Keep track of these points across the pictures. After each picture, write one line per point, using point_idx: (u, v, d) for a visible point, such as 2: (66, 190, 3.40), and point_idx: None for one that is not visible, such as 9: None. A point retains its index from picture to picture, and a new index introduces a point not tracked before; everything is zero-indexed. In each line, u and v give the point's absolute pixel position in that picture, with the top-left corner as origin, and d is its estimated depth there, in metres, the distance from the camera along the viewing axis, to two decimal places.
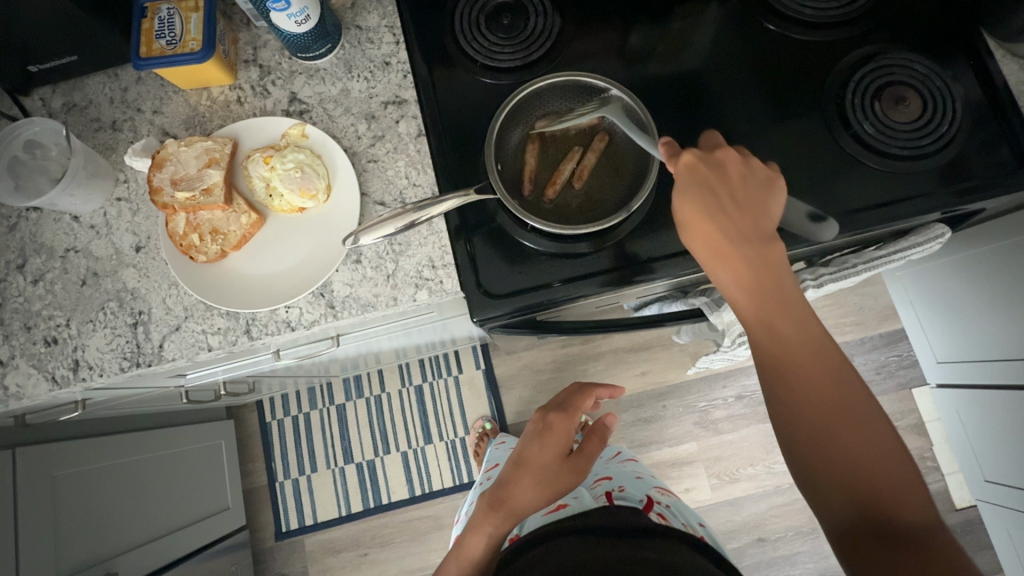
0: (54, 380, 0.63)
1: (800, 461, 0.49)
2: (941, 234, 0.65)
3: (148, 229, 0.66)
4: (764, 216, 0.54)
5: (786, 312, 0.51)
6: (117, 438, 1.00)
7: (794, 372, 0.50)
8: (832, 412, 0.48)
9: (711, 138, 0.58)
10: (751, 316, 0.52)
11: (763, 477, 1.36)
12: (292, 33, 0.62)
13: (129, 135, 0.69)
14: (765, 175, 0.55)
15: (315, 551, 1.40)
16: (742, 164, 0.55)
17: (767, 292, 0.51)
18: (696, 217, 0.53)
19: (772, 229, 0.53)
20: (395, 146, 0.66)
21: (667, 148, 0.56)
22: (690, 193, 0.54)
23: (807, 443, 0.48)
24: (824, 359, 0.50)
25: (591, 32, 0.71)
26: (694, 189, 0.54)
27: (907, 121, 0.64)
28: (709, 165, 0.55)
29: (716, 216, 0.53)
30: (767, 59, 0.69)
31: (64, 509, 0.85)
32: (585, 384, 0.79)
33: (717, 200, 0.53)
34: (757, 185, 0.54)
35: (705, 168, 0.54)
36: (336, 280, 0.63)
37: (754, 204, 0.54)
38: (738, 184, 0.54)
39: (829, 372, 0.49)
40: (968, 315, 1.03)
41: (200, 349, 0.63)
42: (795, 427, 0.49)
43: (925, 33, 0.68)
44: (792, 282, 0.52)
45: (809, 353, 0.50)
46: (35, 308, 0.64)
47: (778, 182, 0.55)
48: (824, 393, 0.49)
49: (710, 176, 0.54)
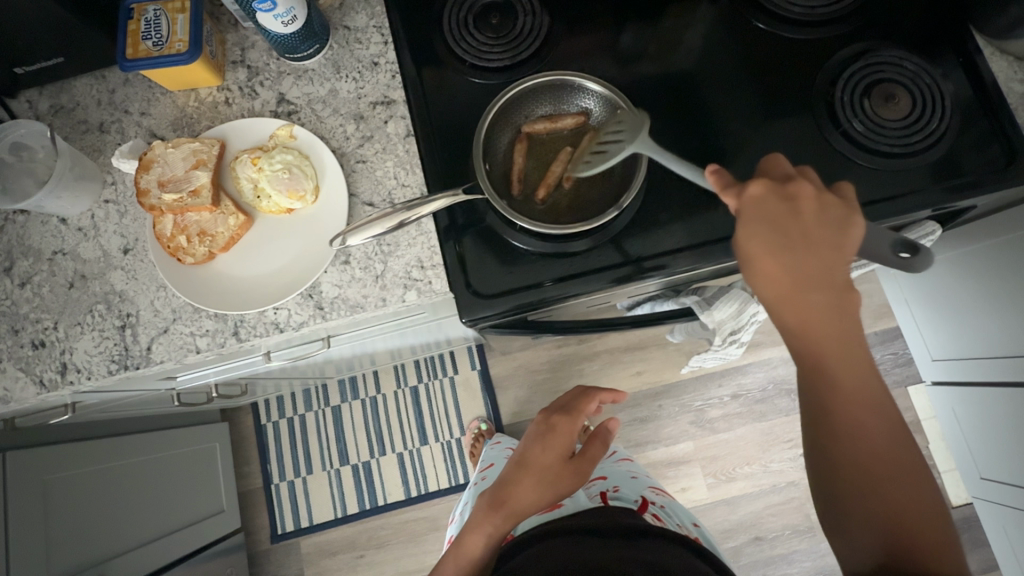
0: (42, 383, 0.63)
1: (827, 494, 0.50)
2: (932, 231, 0.67)
3: (136, 231, 0.65)
4: (838, 258, 0.50)
5: (846, 355, 0.49)
6: (109, 441, 0.99)
7: (840, 412, 0.49)
8: (868, 452, 0.49)
9: (780, 164, 0.54)
10: (799, 351, 0.50)
11: (759, 476, 1.36)
12: (279, 34, 0.62)
13: (117, 137, 0.68)
14: (842, 213, 0.51)
15: (311, 553, 1.39)
16: (818, 200, 0.51)
17: (828, 338, 0.49)
18: (763, 255, 0.50)
19: (847, 271, 0.49)
20: (383, 147, 0.66)
21: (717, 177, 0.53)
22: (756, 228, 0.51)
23: (841, 481, 0.49)
24: (876, 402, 0.49)
25: (580, 31, 0.71)
26: (762, 225, 0.50)
27: (898, 118, 0.63)
28: (778, 197, 0.51)
29: (783, 254, 0.50)
30: (756, 58, 0.69)
31: (55, 513, 0.85)
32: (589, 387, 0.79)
33: (786, 237, 0.50)
34: (831, 223, 0.50)
35: (773, 201, 0.51)
36: (324, 281, 0.63)
37: (829, 243, 0.50)
38: (813, 222, 0.50)
39: (877, 418, 0.49)
40: (961, 311, 1.04)
41: (189, 351, 0.63)
42: (833, 466, 0.49)
43: (914, 31, 0.68)
44: (853, 326, 0.49)
45: (859, 401, 0.49)
46: (23, 311, 0.64)
47: (856, 220, 0.50)
48: (868, 433, 0.49)
49: (780, 211, 0.51)
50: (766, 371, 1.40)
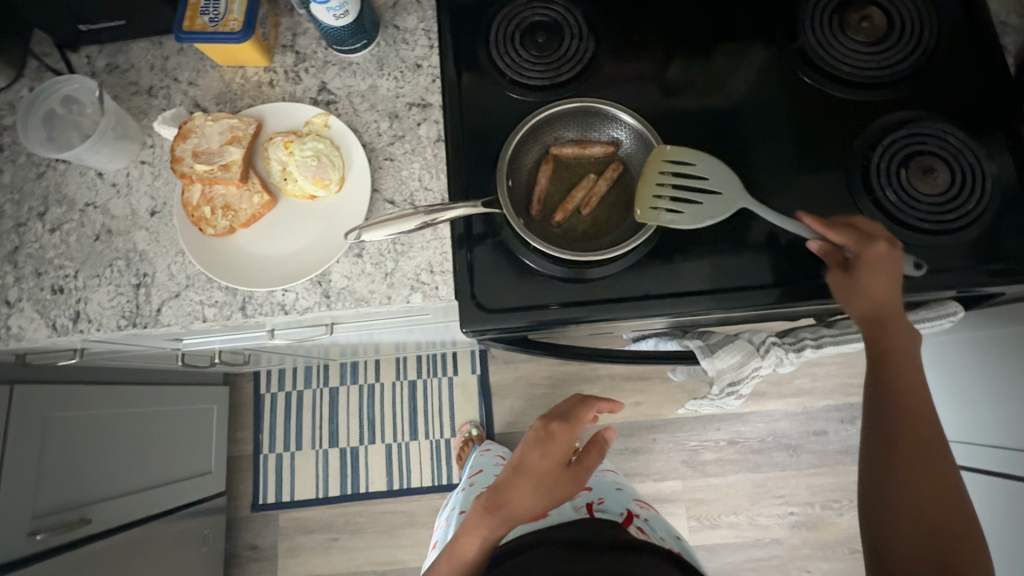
0: (54, 327, 0.65)
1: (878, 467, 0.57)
2: (954, 312, 0.64)
3: (166, 195, 0.68)
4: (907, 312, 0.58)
5: (910, 381, 0.57)
6: (114, 387, 1.02)
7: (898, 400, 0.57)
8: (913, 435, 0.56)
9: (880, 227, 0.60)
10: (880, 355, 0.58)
11: (744, 527, 1.33)
12: (330, 26, 0.64)
13: (162, 102, 0.71)
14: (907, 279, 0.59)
15: (287, 528, 1.41)
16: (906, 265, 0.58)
17: (902, 390, 0.57)
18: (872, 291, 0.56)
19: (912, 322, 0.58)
20: (413, 148, 0.67)
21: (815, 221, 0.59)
22: (873, 272, 0.56)
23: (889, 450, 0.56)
24: (936, 456, 0.55)
25: (624, 59, 0.70)
26: (874, 270, 0.56)
27: (934, 193, 0.62)
28: (892, 258, 0.57)
29: (882, 300, 0.56)
30: (798, 110, 0.68)
31: (51, 449, 0.88)
32: (585, 395, 0.76)
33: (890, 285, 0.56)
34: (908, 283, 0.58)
35: (887, 259, 0.56)
36: (335, 271, 0.64)
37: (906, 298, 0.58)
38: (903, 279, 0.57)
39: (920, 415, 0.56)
40: (972, 391, 0.98)
41: (196, 318, 0.64)
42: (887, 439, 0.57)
43: (966, 106, 0.66)
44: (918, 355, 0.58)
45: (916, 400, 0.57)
46: (48, 256, 0.67)
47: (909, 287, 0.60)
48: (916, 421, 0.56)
49: (888, 264, 0.56)
50: (767, 422, 1.37)
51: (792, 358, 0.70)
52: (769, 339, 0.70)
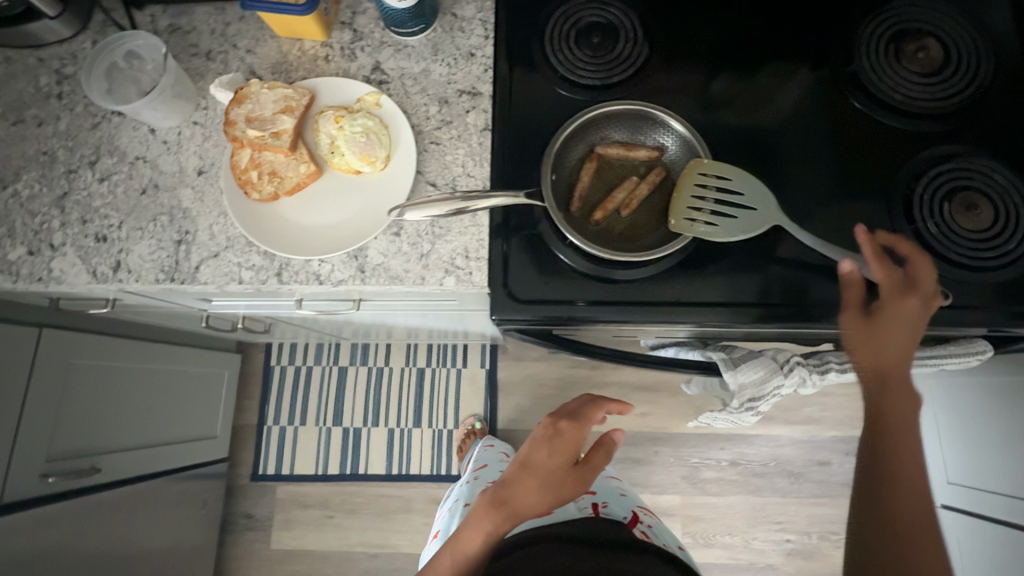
0: (94, 274, 0.66)
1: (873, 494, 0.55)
2: (984, 350, 0.63)
3: (214, 156, 0.69)
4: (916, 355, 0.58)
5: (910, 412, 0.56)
6: (137, 342, 1.05)
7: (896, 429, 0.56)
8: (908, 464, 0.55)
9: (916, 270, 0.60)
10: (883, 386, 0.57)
11: (738, 549, 1.32)
12: (392, 8, 0.65)
13: (219, 67, 0.72)
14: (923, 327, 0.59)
15: (284, 501, 1.42)
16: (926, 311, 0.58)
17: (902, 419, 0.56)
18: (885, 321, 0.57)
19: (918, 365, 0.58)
20: (459, 134, 0.68)
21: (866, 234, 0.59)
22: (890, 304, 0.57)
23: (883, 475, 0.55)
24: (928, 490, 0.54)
25: (676, 68, 0.71)
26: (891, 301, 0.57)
27: (976, 229, 0.61)
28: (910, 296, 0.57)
29: (892, 333, 0.57)
30: (845, 134, 0.68)
31: (70, 394, 0.90)
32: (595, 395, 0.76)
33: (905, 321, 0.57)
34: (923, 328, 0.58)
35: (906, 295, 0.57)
36: (372, 247, 0.65)
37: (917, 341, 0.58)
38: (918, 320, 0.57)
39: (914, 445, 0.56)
40: (986, 436, 0.97)
41: (232, 280, 0.65)
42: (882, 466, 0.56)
43: (1016, 146, 0.66)
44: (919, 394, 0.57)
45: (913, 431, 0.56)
46: (95, 205, 0.68)
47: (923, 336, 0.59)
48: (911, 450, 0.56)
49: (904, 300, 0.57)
50: (772, 446, 1.36)
51: (814, 379, 0.70)
52: (794, 359, 0.68)
